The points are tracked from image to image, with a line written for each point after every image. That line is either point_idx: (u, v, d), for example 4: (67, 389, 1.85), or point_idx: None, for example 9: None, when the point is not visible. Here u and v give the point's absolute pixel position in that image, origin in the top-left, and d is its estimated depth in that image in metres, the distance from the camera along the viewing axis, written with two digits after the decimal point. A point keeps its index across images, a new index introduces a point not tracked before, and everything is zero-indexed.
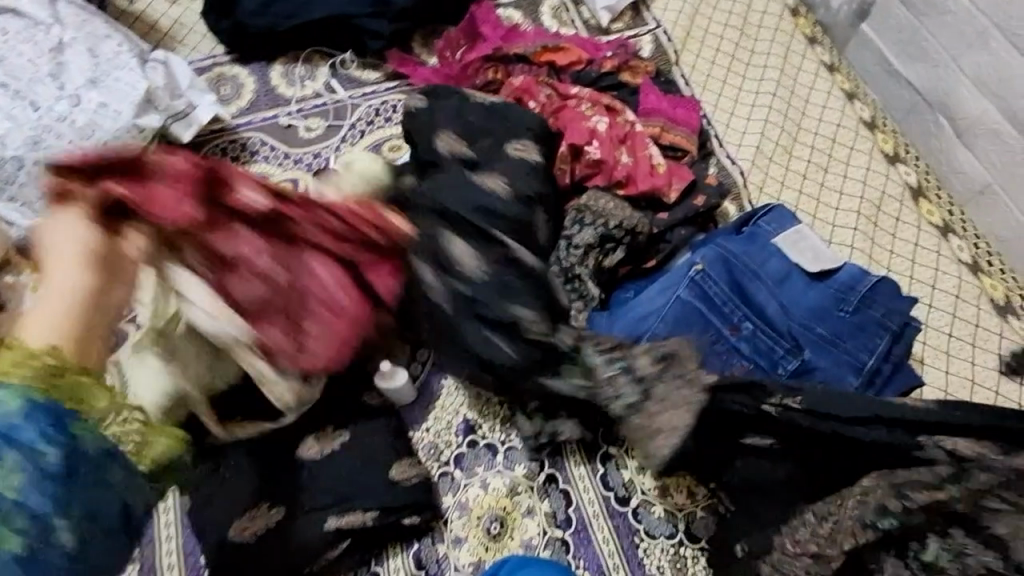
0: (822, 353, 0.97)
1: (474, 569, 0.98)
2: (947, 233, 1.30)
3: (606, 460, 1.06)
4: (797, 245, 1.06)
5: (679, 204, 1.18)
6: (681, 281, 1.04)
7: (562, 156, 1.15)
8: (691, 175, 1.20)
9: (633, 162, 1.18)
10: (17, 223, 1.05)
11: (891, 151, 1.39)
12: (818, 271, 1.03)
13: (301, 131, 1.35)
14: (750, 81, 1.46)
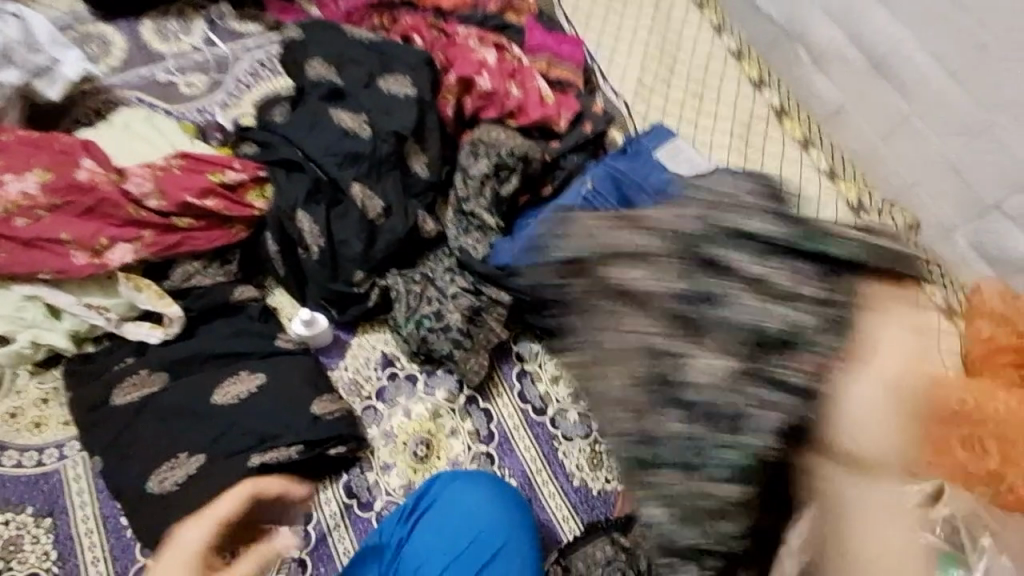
0: None
1: (405, 490, 1.02)
2: (808, 147, 1.45)
3: (522, 376, 1.13)
4: (675, 158, 1.15)
5: (569, 132, 1.24)
6: (574, 201, 1.11)
7: (449, 86, 1.19)
8: (579, 105, 1.26)
9: (522, 94, 1.21)
10: None
11: (757, 77, 1.52)
12: (694, 179, 1.11)
13: (183, 88, 1.30)
14: (627, 20, 1.54)
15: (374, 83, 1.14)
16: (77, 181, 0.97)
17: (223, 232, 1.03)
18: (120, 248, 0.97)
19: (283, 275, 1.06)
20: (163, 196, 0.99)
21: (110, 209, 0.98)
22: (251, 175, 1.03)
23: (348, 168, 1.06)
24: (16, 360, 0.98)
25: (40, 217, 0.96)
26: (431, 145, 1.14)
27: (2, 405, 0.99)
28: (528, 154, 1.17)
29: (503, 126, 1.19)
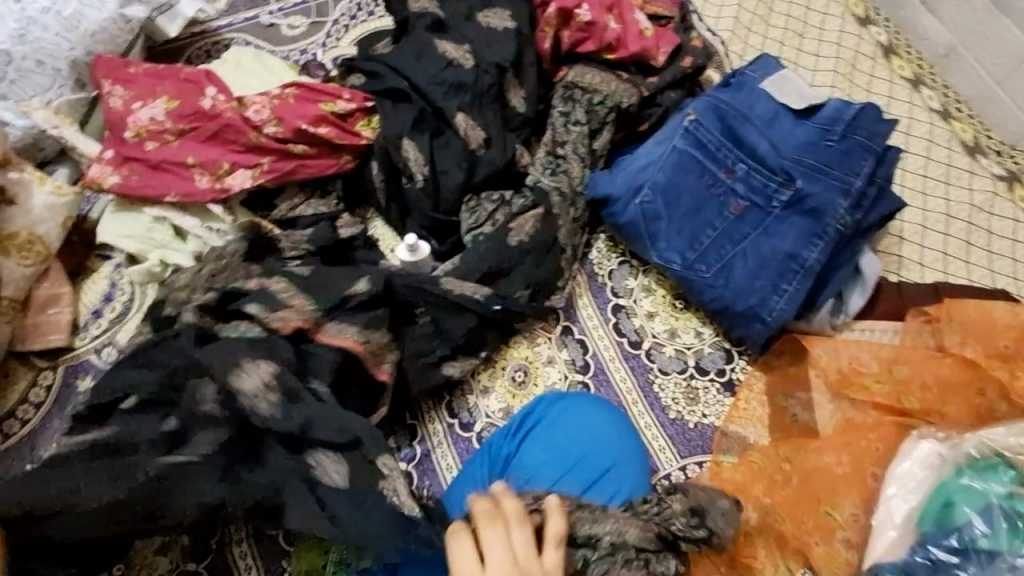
0: (813, 181, 1.04)
1: (503, 414, 1.03)
2: (918, 85, 1.37)
3: (616, 311, 1.12)
4: (783, 88, 1.11)
5: (668, 67, 1.21)
6: (676, 133, 1.10)
7: (548, 18, 1.16)
8: (677, 39, 1.23)
9: (621, 27, 1.19)
10: (11, 122, 1.03)
11: (862, 13, 1.43)
12: (802, 109, 1.09)
13: (285, 30, 1.30)
14: None
15: (475, 17, 1.14)
16: (201, 109, 1.03)
17: (332, 159, 1.06)
18: (240, 173, 1.02)
19: (386, 206, 1.09)
20: (279, 121, 1.03)
21: (230, 135, 1.02)
22: (359, 105, 1.07)
23: (452, 98, 1.07)
24: (144, 277, 1.03)
25: (167, 143, 1.02)
26: (529, 80, 1.14)
27: (133, 319, 1.04)
28: (622, 92, 1.16)
29: (599, 60, 1.19)
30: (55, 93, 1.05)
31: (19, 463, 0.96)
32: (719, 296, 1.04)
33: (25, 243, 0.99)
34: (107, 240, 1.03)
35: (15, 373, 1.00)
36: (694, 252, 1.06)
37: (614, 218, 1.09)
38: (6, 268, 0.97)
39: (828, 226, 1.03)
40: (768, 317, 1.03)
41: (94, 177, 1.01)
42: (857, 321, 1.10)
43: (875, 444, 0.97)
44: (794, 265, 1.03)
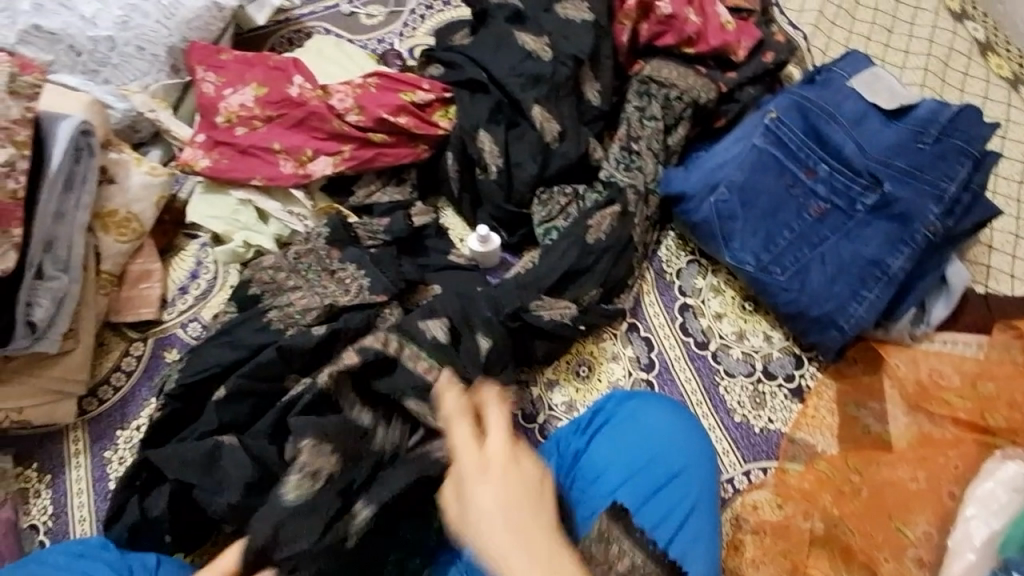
0: (901, 185, 1.00)
1: (567, 408, 1.04)
2: (1017, 86, 1.29)
3: (683, 310, 1.11)
4: (872, 87, 1.07)
5: (748, 62, 1.17)
6: (756, 131, 1.07)
7: (626, 10, 1.14)
8: (759, 33, 1.19)
9: (701, 20, 1.16)
10: (112, 106, 1.07)
11: (958, 7, 1.35)
12: (894, 110, 1.05)
13: (363, 18, 1.32)
14: None
15: (553, 8, 1.13)
16: (288, 96, 1.07)
17: (411, 149, 1.09)
18: (322, 159, 1.06)
19: (459, 196, 1.11)
20: (362, 110, 1.06)
21: (314, 122, 1.06)
22: (438, 95, 1.09)
23: (529, 90, 1.08)
24: (228, 257, 1.08)
25: (253, 130, 1.06)
26: (605, 73, 1.13)
27: (216, 297, 1.10)
28: (699, 93, 1.13)
29: (677, 54, 1.16)
30: (152, 77, 1.11)
31: (111, 427, 1.03)
32: (794, 300, 1.02)
33: (122, 221, 1.04)
34: (195, 220, 1.08)
35: (109, 343, 1.07)
36: (769, 254, 1.03)
37: (687, 216, 1.07)
38: (105, 243, 1.03)
39: (915, 233, 0.99)
40: (845, 324, 1.01)
41: (187, 160, 1.06)
42: (939, 333, 1.05)
43: (954, 462, 0.92)
44: (876, 272, 1.00)
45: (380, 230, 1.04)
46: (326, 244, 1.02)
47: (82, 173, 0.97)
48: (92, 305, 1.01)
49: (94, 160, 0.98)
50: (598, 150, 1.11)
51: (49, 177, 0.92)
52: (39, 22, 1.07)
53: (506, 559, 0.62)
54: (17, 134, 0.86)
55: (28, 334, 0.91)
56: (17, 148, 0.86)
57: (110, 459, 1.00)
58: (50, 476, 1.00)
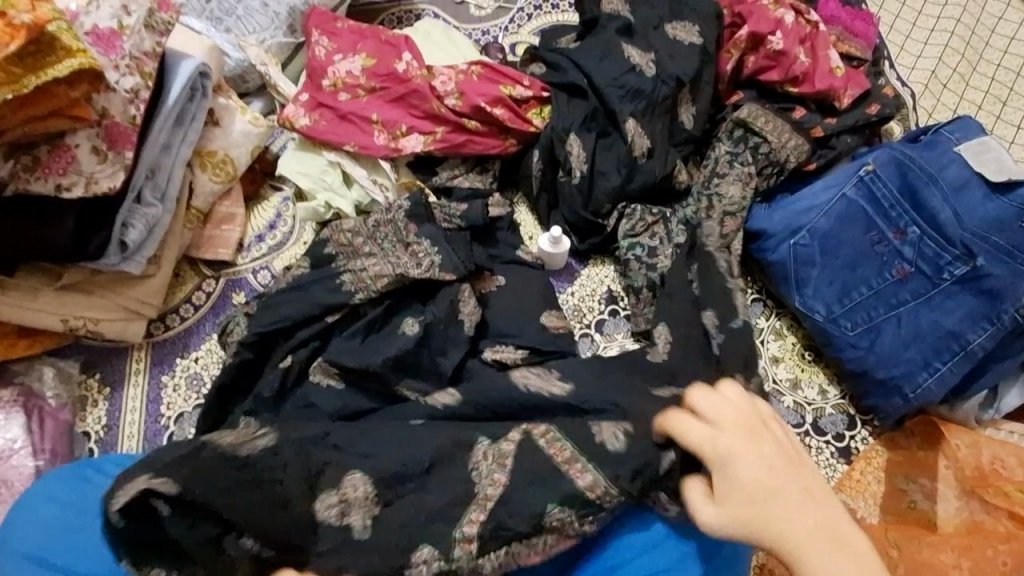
0: (996, 261, 0.97)
1: None
2: None
3: None
4: (981, 157, 1.02)
5: (851, 111, 1.15)
6: (849, 180, 1.04)
7: (737, 40, 1.14)
8: (868, 84, 1.16)
9: (811, 61, 1.14)
10: (228, 53, 1.13)
11: None
12: (1002, 183, 1.00)
13: (472, 9, 1.33)
14: (934, 2, 1.34)
15: (663, 27, 1.13)
16: (394, 71, 1.10)
17: (502, 141, 1.11)
18: (414, 137, 1.09)
19: (537, 195, 1.12)
20: (463, 95, 1.09)
21: (414, 99, 1.09)
22: (536, 93, 1.11)
23: (627, 103, 1.08)
24: (308, 215, 1.11)
25: (354, 99, 1.10)
26: (705, 99, 1.13)
27: (288, 251, 1.14)
28: (790, 148, 1.10)
29: (781, 91, 1.14)
30: (270, 34, 1.16)
31: (172, 354, 1.08)
32: (859, 358, 1.00)
33: (219, 162, 1.09)
34: (284, 174, 1.12)
35: (184, 275, 1.12)
36: (841, 306, 1.01)
37: (765, 254, 1.06)
38: (199, 181, 1.08)
39: (1003, 313, 0.96)
40: (909, 393, 0.98)
41: (288, 116, 1.10)
42: (1007, 422, 1.00)
43: (1002, 557, 0.90)
44: (954, 346, 0.97)
45: (456, 215, 1.06)
46: (406, 216, 1.03)
47: (194, 111, 1.02)
48: (177, 237, 1.07)
49: (206, 102, 1.03)
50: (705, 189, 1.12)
51: (165, 111, 0.96)
52: None
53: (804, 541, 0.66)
54: (145, 65, 0.92)
55: (120, 252, 0.96)
56: (143, 78, 0.91)
57: (166, 384, 1.05)
58: (109, 389, 1.05)
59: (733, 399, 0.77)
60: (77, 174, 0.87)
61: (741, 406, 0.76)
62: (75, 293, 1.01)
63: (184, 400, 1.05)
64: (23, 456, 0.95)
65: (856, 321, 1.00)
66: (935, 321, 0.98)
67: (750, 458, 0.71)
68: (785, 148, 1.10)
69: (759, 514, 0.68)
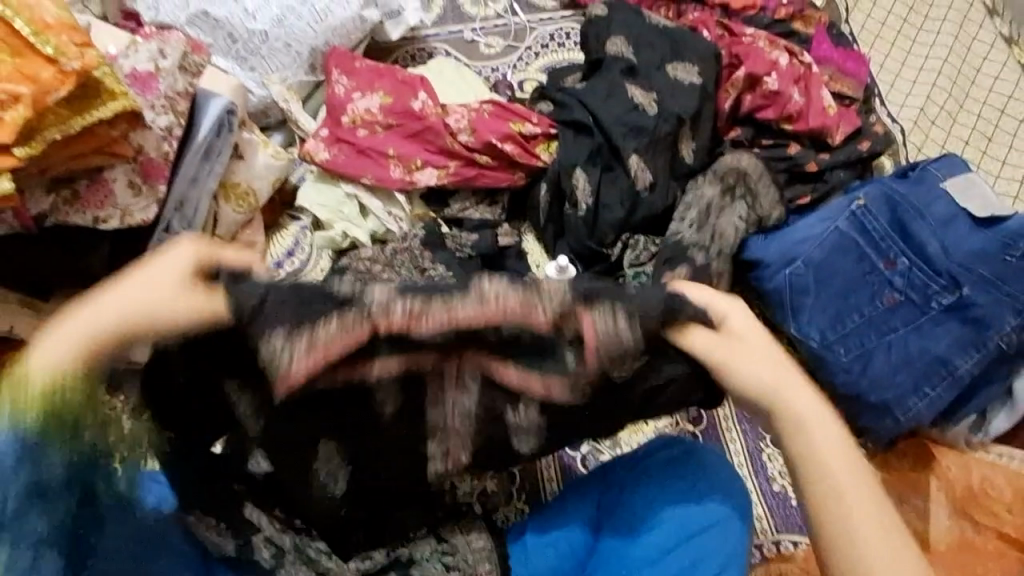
0: (980, 291, 1.02)
1: (612, 444, 1.10)
2: None
3: None
4: (966, 192, 1.08)
5: (843, 147, 1.21)
6: (842, 213, 1.09)
7: (733, 81, 1.20)
8: (859, 121, 1.22)
9: (805, 100, 1.20)
10: (252, 91, 1.20)
11: None
12: (985, 217, 1.05)
13: (482, 47, 1.39)
14: (922, 43, 1.41)
15: (664, 68, 1.19)
16: (410, 109, 1.17)
17: (512, 173, 1.16)
18: (429, 170, 1.15)
19: (545, 225, 1.17)
20: (475, 131, 1.15)
21: (429, 135, 1.15)
22: (544, 130, 1.17)
23: (631, 139, 1.14)
24: (324, 242, 1.17)
25: (372, 134, 1.17)
26: (704, 135, 1.19)
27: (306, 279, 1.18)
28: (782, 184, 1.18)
29: (777, 128, 1.20)
30: (292, 73, 1.22)
31: None
32: (853, 382, 1.04)
33: (243, 193, 1.14)
34: (304, 205, 1.17)
35: None
36: (836, 333, 1.06)
37: (763, 282, 1.10)
38: (224, 211, 1.13)
39: (988, 340, 1.01)
40: (901, 416, 1.03)
41: (309, 150, 1.16)
42: (996, 444, 1.05)
43: None
44: (942, 371, 1.02)
45: (467, 244, 1.12)
46: (421, 245, 1.11)
47: (221, 146, 1.06)
48: None
49: (232, 136, 1.06)
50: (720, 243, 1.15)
51: (194, 146, 1.02)
52: (209, 8, 1.19)
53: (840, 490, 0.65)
54: (178, 104, 0.98)
55: None
56: (176, 117, 0.97)
57: None
58: None
59: (752, 322, 0.70)
60: (113, 207, 0.93)
61: (770, 346, 0.70)
62: None
63: None
64: None
65: (850, 348, 1.05)
66: (925, 348, 1.03)
67: (804, 403, 0.68)
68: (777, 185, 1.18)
69: (795, 429, 0.68)
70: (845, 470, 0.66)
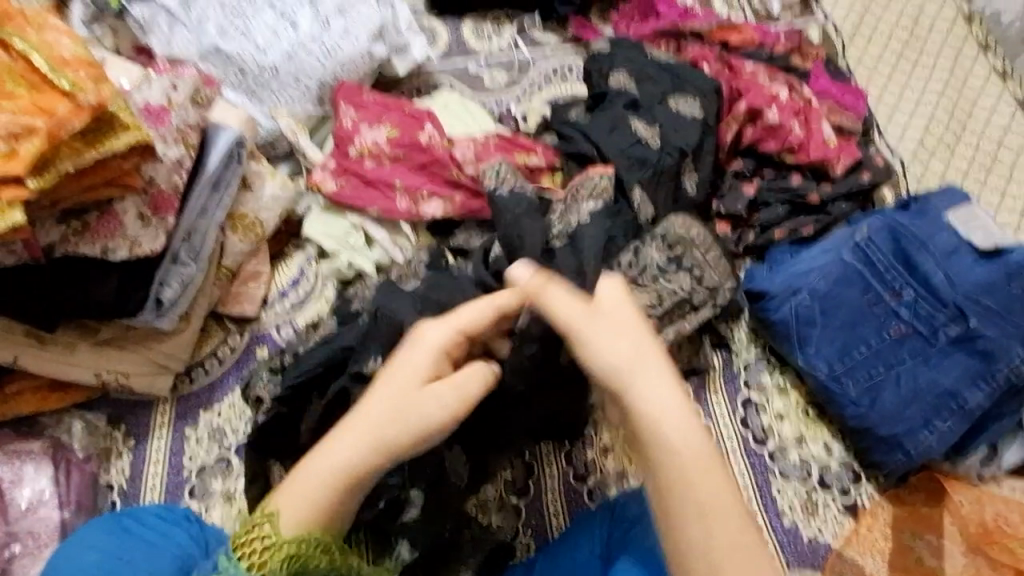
0: (988, 323, 1.02)
1: (618, 477, 1.08)
2: None
3: (746, 404, 1.12)
4: (969, 224, 1.08)
5: (844, 179, 1.22)
6: (846, 245, 1.10)
7: (735, 113, 1.22)
8: (859, 153, 1.24)
9: (805, 133, 1.22)
10: (262, 123, 1.22)
11: None
12: (989, 249, 1.06)
13: (487, 81, 1.42)
14: (917, 77, 1.44)
15: (666, 101, 1.21)
16: (417, 141, 1.19)
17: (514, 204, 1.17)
18: (434, 202, 1.16)
19: None
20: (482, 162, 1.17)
21: (435, 166, 1.17)
22: (548, 161, 1.20)
23: (635, 172, 1.15)
24: (331, 273, 1.17)
25: (377, 165, 1.18)
26: (708, 165, 1.20)
27: (310, 308, 1.18)
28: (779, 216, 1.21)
29: (778, 160, 1.22)
30: (300, 106, 1.25)
31: (195, 407, 1.11)
32: (862, 415, 1.03)
33: (249, 224, 1.15)
34: (310, 235, 1.18)
35: (210, 331, 1.15)
36: (843, 364, 1.05)
37: (769, 313, 1.10)
38: (230, 242, 1.14)
39: (997, 372, 1.00)
40: (911, 449, 1.01)
41: (316, 181, 1.18)
42: (1009, 479, 1.03)
43: None
44: (951, 404, 1.01)
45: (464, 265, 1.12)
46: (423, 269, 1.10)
47: (228, 177, 1.08)
48: (207, 294, 1.12)
49: (240, 168, 1.09)
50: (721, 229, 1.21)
51: (205, 177, 1.03)
52: (220, 44, 1.22)
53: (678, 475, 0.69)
54: (189, 136, 0.99)
55: (155, 309, 1.02)
56: (186, 148, 0.99)
57: (188, 437, 1.09)
58: (134, 441, 1.08)
59: (625, 296, 0.78)
60: (122, 238, 0.93)
61: (620, 294, 0.78)
62: (110, 347, 1.06)
63: (206, 453, 1.08)
64: (50, 508, 0.98)
65: (857, 380, 1.05)
66: (933, 380, 1.02)
67: (649, 395, 0.72)
68: (775, 218, 1.21)
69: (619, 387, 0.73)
70: (692, 461, 0.70)
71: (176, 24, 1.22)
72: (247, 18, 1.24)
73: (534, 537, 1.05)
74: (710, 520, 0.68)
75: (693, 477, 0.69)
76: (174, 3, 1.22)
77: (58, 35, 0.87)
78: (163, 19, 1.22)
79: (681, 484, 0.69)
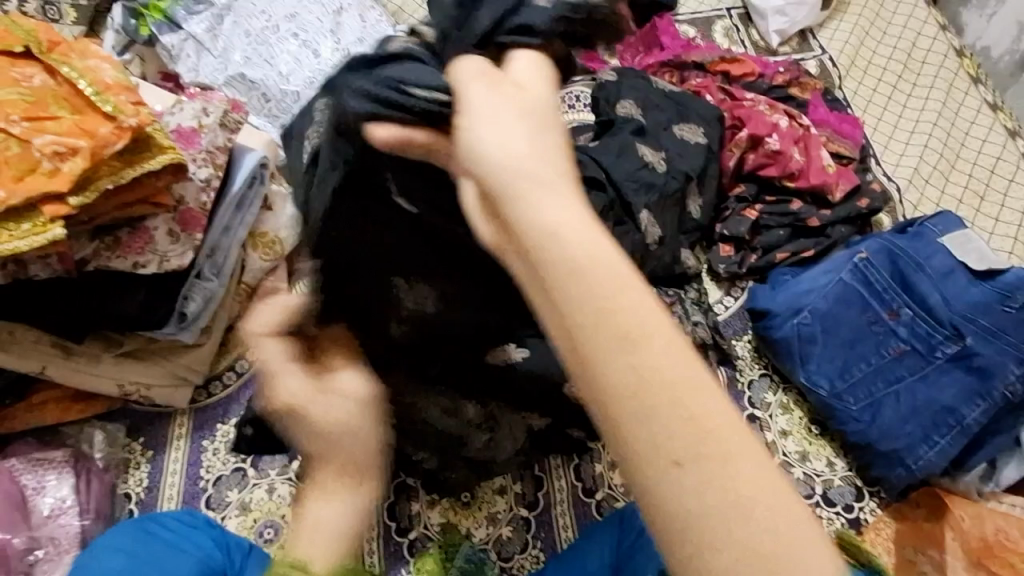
0: (983, 341, 1.05)
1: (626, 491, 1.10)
2: None
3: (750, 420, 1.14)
4: (963, 247, 1.13)
5: (843, 204, 1.27)
6: (845, 266, 1.14)
7: (737, 140, 1.28)
8: (857, 179, 1.29)
9: (804, 160, 1.28)
10: None
11: None
12: (983, 270, 1.10)
13: None
14: (911, 108, 1.49)
15: (671, 128, 1.26)
16: None
17: None
18: None
19: None
20: None
21: None
22: None
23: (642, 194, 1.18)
24: None
25: None
26: (711, 190, 1.25)
27: None
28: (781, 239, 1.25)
29: (778, 185, 1.27)
30: None
31: (213, 419, 1.14)
32: (862, 431, 1.06)
33: (269, 242, 1.18)
34: None
35: (228, 344, 1.20)
36: (844, 381, 1.09)
37: (771, 331, 1.13)
38: (250, 259, 1.18)
39: (993, 389, 1.03)
40: (912, 465, 1.04)
41: None
42: (1008, 495, 1.06)
43: None
44: (950, 420, 1.04)
45: None
46: None
47: (251, 197, 1.12)
48: (227, 309, 1.15)
49: (262, 189, 1.13)
50: (723, 251, 1.26)
51: (230, 197, 1.07)
52: (245, 71, 1.27)
53: (609, 311, 0.42)
54: (217, 157, 1.04)
55: (178, 322, 1.05)
56: (214, 169, 1.03)
57: (206, 448, 1.12)
58: (152, 452, 1.11)
59: (548, 74, 0.57)
60: (152, 253, 0.97)
61: (539, 74, 0.56)
62: (133, 359, 1.09)
63: (223, 464, 1.11)
64: (72, 516, 1.00)
65: (858, 397, 1.08)
66: (932, 398, 1.06)
67: (556, 193, 0.46)
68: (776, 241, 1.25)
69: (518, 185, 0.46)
70: (632, 303, 0.42)
71: (204, 52, 1.28)
72: (271, 47, 1.30)
73: (543, 549, 1.07)
74: (646, 387, 0.41)
75: (639, 330, 0.42)
76: (202, 33, 1.28)
77: (98, 61, 0.93)
78: (191, 47, 1.28)
79: (616, 335, 0.42)
